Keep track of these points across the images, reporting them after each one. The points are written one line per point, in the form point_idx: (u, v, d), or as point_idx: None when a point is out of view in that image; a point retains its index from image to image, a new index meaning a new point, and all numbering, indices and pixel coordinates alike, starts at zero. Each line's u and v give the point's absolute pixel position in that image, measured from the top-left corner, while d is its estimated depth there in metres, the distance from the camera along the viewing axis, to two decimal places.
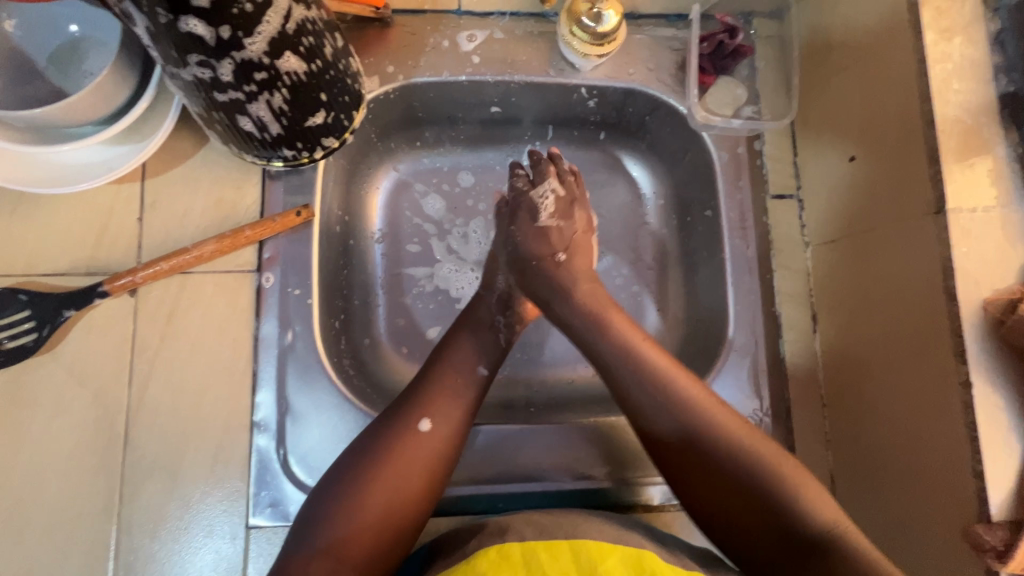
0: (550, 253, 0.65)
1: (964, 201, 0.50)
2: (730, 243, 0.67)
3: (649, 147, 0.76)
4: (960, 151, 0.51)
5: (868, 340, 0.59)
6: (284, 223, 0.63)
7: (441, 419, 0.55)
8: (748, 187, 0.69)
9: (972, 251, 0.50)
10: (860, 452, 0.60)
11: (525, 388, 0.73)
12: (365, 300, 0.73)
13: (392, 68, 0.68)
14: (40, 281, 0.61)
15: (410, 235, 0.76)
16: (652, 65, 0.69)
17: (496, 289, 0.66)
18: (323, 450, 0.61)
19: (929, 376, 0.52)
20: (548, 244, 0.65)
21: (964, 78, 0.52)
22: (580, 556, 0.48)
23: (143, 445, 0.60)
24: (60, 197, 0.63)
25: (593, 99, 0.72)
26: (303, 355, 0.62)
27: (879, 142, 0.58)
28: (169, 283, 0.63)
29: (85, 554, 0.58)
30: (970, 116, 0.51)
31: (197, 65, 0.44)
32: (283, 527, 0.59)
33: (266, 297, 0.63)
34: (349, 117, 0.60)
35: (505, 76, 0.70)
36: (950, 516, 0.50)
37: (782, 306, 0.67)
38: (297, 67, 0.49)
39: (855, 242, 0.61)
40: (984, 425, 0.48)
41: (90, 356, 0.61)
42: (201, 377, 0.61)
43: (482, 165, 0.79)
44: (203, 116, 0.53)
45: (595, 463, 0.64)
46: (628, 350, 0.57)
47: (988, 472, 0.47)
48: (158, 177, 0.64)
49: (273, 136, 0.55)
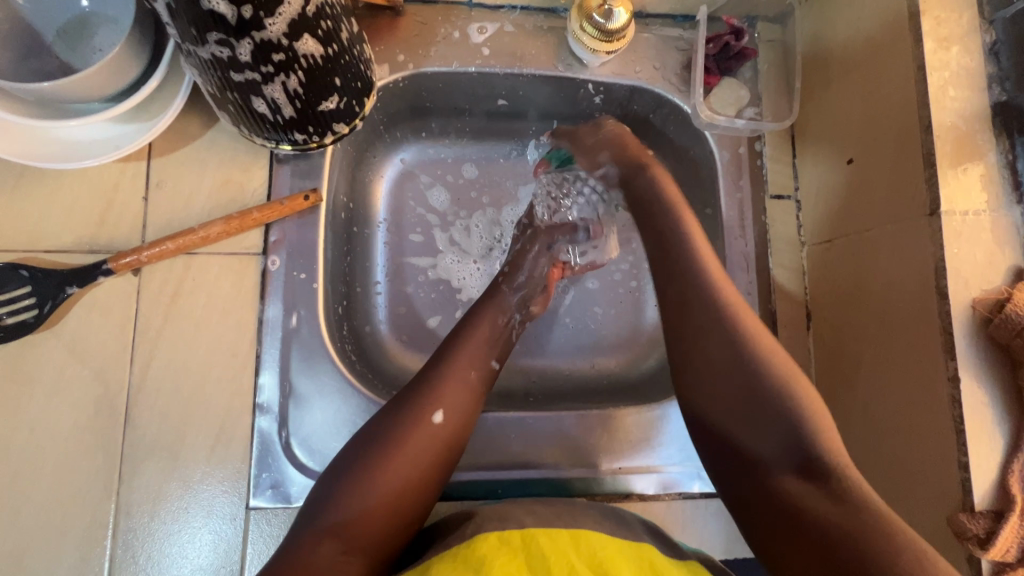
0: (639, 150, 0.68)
1: (957, 205, 0.52)
2: (729, 240, 0.69)
3: (651, 145, 0.78)
4: (955, 156, 0.53)
5: (861, 339, 0.61)
6: (292, 206, 0.63)
7: (452, 409, 0.56)
8: (748, 186, 0.70)
9: (963, 252, 0.52)
10: (850, 445, 0.62)
11: (525, 378, 0.74)
12: (367, 288, 0.74)
13: (402, 56, 0.69)
14: (42, 258, 0.61)
15: (412, 225, 0.77)
16: (659, 63, 0.71)
17: (519, 287, 0.67)
18: (324, 433, 0.61)
19: (918, 372, 0.54)
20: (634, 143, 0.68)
21: (959, 86, 0.54)
22: (580, 543, 0.48)
23: (144, 424, 0.60)
24: (64, 174, 0.63)
25: (599, 95, 0.73)
26: (307, 339, 0.63)
27: (877, 145, 0.60)
28: (174, 263, 0.62)
29: (83, 532, 0.58)
30: (965, 123, 0.53)
31: (217, 44, 0.44)
32: (283, 509, 0.59)
33: (272, 280, 0.63)
34: (360, 103, 0.60)
35: (514, 69, 0.70)
36: (936, 508, 0.52)
37: (777, 304, 0.69)
38: (314, 50, 0.49)
39: (851, 242, 0.63)
40: (969, 420, 0.50)
41: (92, 334, 0.61)
42: (204, 359, 0.61)
43: (487, 157, 0.80)
44: (216, 96, 0.53)
45: (592, 452, 0.65)
46: None
47: (972, 464, 0.49)
48: (165, 157, 0.64)
49: (286, 119, 0.55)
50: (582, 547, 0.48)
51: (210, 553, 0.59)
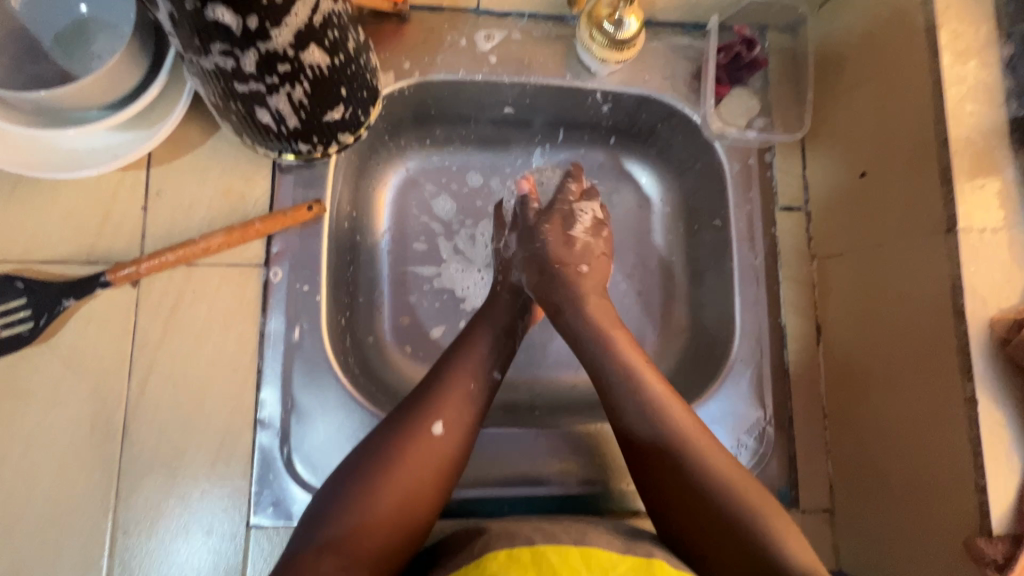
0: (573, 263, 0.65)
1: (974, 221, 0.51)
2: (739, 253, 0.68)
3: (659, 154, 0.77)
4: (971, 172, 0.52)
5: (873, 357, 0.60)
6: (295, 217, 0.61)
7: (454, 422, 0.55)
8: (757, 198, 0.69)
9: (980, 269, 0.51)
10: (862, 462, 0.61)
11: (529, 391, 0.73)
12: (370, 298, 0.72)
13: (408, 64, 0.68)
14: (38, 268, 0.60)
15: (416, 233, 0.76)
16: (668, 73, 0.70)
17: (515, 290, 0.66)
18: (328, 448, 0.60)
19: (934, 390, 0.53)
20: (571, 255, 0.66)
21: (977, 101, 0.53)
22: (590, 561, 0.47)
23: (141, 440, 0.58)
24: (61, 182, 0.61)
25: (607, 104, 0.72)
26: (310, 352, 0.61)
27: (890, 159, 0.59)
28: (173, 274, 0.61)
29: (79, 552, 0.56)
30: (982, 138, 0.53)
31: (221, 55, 0.43)
32: (285, 527, 0.58)
33: (274, 292, 0.62)
34: (366, 113, 0.59)
35: (521, 77, 0.69)
36: (951, 530, 0.51)
37: (786, 317, 0.68)
38: (321, 60, 0.48)
39: (863, 256, 0.62)
40: (987, 440, 0.49)
41: (89, 347, 0.59)
42: (204, 374, 0.60)
43: (491, 165, 0.78)
44: (219, 105, 0.51)
45: (600, 468, 0.64)
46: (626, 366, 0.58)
47: (990, 486, 0.48)
48: (164, 166, 0.63)
49: (290, 129, 0.54)
50: (591, 564, 0.47)
51: (210, 571, 0.58)
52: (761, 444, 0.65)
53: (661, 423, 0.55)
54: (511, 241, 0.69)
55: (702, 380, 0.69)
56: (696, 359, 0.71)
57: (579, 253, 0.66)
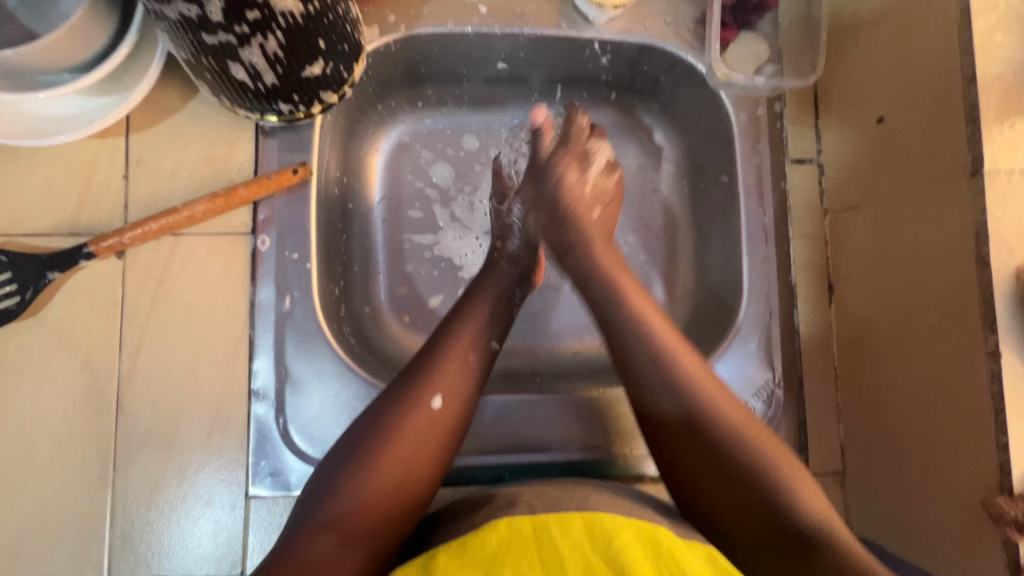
0: (586, 205, 0.62)
1: (1002, 162, 0.48)
2: (747, 209, 0.64)
3: (662, 109, 0.73)
4: (1001, 110, 0.48)
5: (889, 315, 0.57)
6: (280, 181, 0.59)
7: (453, 393, 0.53)
8: (767, 150, 0.65)
9: (1008, 216, 0.47)
10: (876, 424, 0.59)
11: (531, 358, 0.71)
12: (365, 267, 0.70)
13: (393, 17, 0.64)
14: (21, 242, 0.58)
15: (411, 200, 0.73)
16: (670, 18, 0.65)
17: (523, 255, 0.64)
18: (323, 419, 0.58)
19: (955, 345, 0.50)
20: (585, 195, 0.63)
21: (1008, 31, 0.49)
22: (594, 530, 0.44)
23: (136, 413, 0.58)
24: (38, 152, 0.59)
25: (606, 55, 0.68)
26: (301, 322, 0.59)
27: (909, 101, 0.55)
28: (159, 244, 0.59)
29: (80, 523, 0.56)
30: (1013, 72, 0.48)
31: (183, 2, 0.40)
32: (283, 497, 0.57)
33: (263, 261, 0.60)
34: (348, 69, 0.56)
35: (513, 28, 0.65)
36: (970, 490, 0.49)
37: (797, 275, 0.65)
38: (293, 7, 0.45)
39: (879, 208, 0.58)
40: (1010, 397, 0.46)
41: (77, 320, 0.58)
42: (195, 345, 0.59)
43: (486, 127, 0.75)
44: (191, 62, 0.49)
45: (603, 434, 0.62)
46: (635, 319, 0.54)
47: (1012, 445, 0.46)
48: (143, 132, 0.60)
49: (268, 86, 0.51)
50: (595, 533, 0.44)
51: (212, 542, 0.57)
52: (770, 407, 0.62)
53: (672, 370, 0.51)
54: (515, 209, 0.65)
55: (709, 343, 0.66)
56: (702, 321, 0.69)
57: (590, 198, 0.63)
